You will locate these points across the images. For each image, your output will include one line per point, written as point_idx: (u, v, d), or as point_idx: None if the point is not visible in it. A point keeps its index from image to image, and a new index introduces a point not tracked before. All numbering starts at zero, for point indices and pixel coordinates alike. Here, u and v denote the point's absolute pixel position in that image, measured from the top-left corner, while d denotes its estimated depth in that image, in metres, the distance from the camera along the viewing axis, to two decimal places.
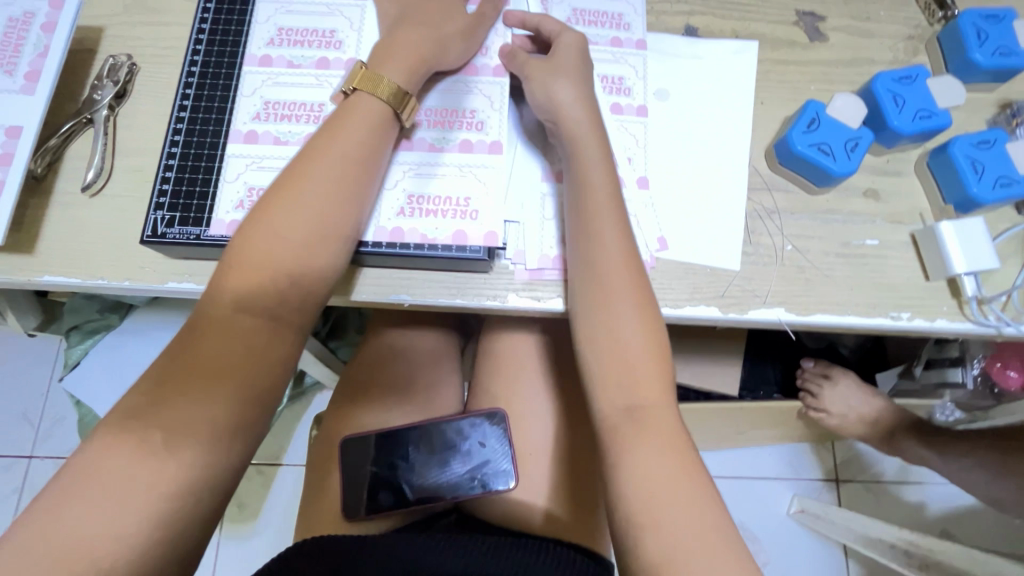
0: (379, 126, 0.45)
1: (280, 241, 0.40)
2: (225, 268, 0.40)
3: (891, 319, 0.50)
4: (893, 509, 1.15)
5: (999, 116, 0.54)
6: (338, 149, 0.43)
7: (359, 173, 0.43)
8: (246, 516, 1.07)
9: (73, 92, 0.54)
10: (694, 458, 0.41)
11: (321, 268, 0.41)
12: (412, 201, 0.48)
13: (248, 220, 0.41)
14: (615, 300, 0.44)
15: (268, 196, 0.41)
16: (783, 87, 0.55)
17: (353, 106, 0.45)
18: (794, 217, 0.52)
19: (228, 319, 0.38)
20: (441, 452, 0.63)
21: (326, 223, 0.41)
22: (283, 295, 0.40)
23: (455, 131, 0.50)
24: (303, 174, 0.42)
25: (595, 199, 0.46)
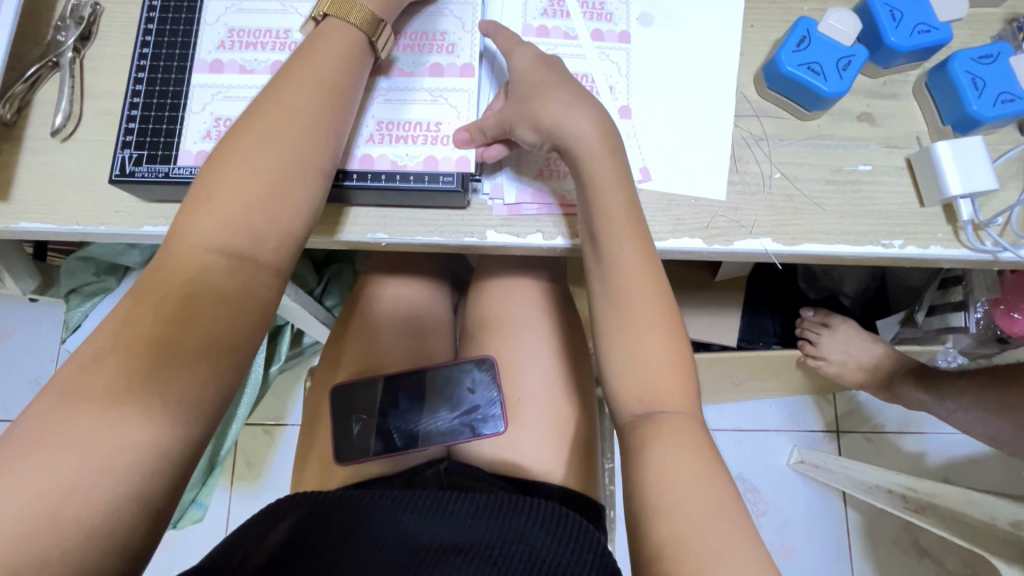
0: (351, 57, 0.42)
1: (250, 175, 0.38)
2: (194, 204, 0.37)
3: (882, 247, 0.48)
4: (893, 458, 1.15)
5: (1006, 31, 0.51)
6: (310, 81, 0.41)
7: (333, 104, 0.41)
8: (254, 472, 1.10)
9: (37, 36, 0.52)
10: (673, 380, 0.41)
11: (299, 204, 0.39)
12: (382, 127, 0.47)
13: (217, 156, 0.39)
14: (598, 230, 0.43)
15: (237, 130, 0.39)
16: (774, 8, 0.52)
17: (323, 35, 0.42)
18: (783, 144, 0.50)
19: (199, 258, 0.37)
20: (432, 399, 0.64)
21: (299, 157, 0.39)
22: (256, 234, 0.38)
23: (425, 54, 0.48)
24: (274, 105, 0.40)
25: None
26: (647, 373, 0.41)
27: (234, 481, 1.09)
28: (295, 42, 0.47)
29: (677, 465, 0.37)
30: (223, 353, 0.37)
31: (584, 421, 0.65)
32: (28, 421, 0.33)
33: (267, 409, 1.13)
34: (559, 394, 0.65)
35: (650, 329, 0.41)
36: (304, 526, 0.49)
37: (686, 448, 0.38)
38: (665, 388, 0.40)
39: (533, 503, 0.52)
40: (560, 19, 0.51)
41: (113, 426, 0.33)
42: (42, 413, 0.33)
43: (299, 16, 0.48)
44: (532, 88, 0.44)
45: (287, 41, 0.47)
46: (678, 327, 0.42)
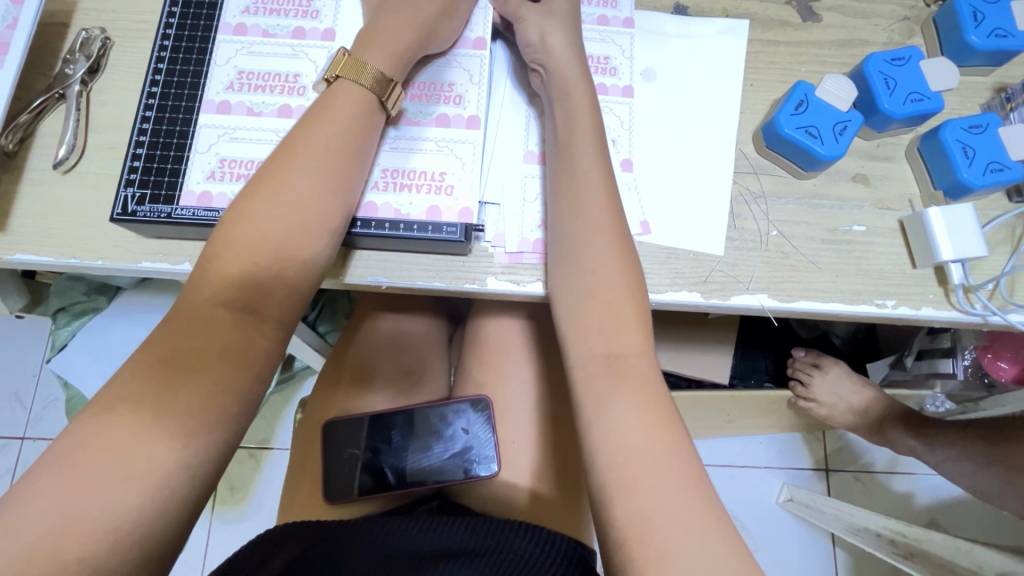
0: (362, 117, 0.43)
1: (258, 233, 0.39)
2: (206, 262, 0.38)
3: (876, 307, 0.49)
4: (881, 499, 1.15)
5: (994, 100, 0.53)
6: (321, 141, 0.41)
7: (345, 161, 0.42)
8: (236, 499, 1.07)
9: (45, 67, 0.52)
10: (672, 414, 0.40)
11: (308, 262, 0.40)
12: (387, 175, 0.47)
13: (229, 213, 0.40)
14: (588, 246, 0.44)
15: (249, 188, 0.40)
16: (773, 68, 0.54)
17: (335, 94, 0.43)
18: (780, 202, 0.51)
19: (208, 311, 0.37)
20: (424, 438, 0.63)
21: (308, 216, 0.40)
22: (262, 290, 0.39)
23: (433, 104, 0.49)
24: (285, 163, 0.40)
25: (577, 185, 0.45)
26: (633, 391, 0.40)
27: (215, 507, 1.06)
28: (303, 87, 0.48)
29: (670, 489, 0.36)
30: (222, 403, 0.36)
31: (576, 465, 0.65)
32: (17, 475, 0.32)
33: (253, 434, 1.11)
34: (552, 436, 0.65)
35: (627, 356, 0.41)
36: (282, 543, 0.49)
37: (678, 473, 0.37)
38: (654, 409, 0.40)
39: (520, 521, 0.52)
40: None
41: (103, 481, 0.32)
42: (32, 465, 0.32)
43: (309, 61, 0.49)
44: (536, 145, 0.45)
45: (296, 84, 0.48)
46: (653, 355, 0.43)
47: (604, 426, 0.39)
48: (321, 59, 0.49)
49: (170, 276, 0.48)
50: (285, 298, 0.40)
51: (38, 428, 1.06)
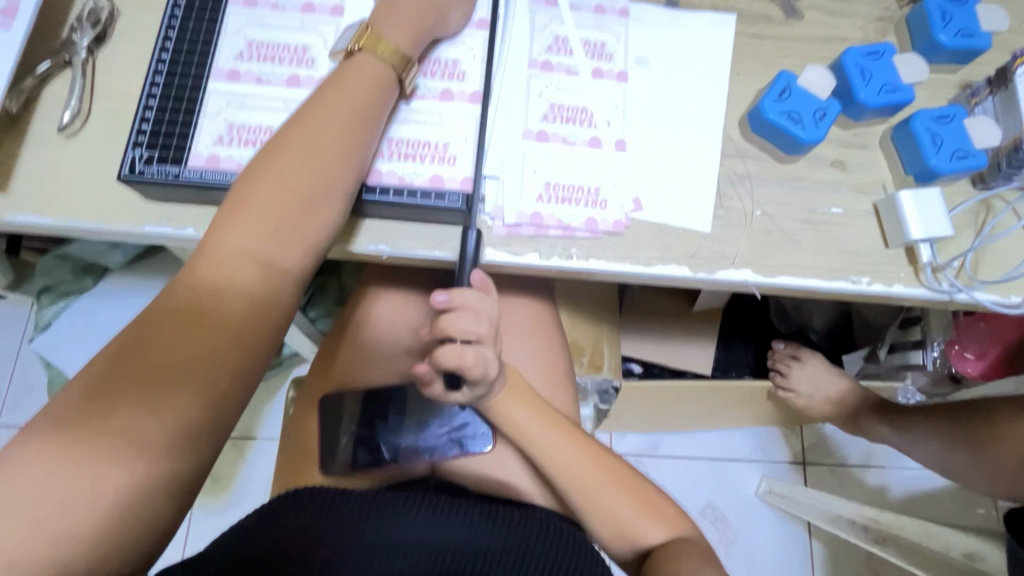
0: (380, 87, 0.46)
1: (281, 191, 0.41)
2: (230, 216, 0.40)
3: (851, 283, 0.52)
4: (855, 490, 1.19)
5: (960, 95, 0.57)
6: (343, 107, 0.44)
7: (360, 130, 0.44)
8: (220, 487, 1.06)
9: (50, 33, 0.53)
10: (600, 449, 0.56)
11: (320, 224, 0.42)
12: (393, 144, 0.49)
13: (250, 171, 0.42)
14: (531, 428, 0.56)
15: (269, 148, 0.42)
16: (758, 60, 0.57)
17: (356, 65, 0.46)
18: (764, 184, 0.54)
19: (231, 266, 0.40)
20: (419, 415, 0.64)
21: (329, 178, 0.42)
22: (283, 247, 0.41)
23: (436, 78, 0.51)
24: (310, 127, 0.43)
25: None
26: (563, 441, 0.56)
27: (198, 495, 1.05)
28: (313, 59, 0.50)
29: (624, 510, 0.52)
30: None
31: None
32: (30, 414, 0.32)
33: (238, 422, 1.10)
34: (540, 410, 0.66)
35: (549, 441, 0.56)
36: (256, 534, 0.47)
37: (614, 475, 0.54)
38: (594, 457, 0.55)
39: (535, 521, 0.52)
40: (565, 56, 0.55)
41: None
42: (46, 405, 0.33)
43: (317, 34, 0.50)
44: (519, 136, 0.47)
45: (304, 56, 0.50)
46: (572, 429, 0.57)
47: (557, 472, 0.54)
48: (330, 33, 0.50)
49: (173, 241, 0.49)
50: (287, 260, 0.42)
51: (14, 413, 1.04)
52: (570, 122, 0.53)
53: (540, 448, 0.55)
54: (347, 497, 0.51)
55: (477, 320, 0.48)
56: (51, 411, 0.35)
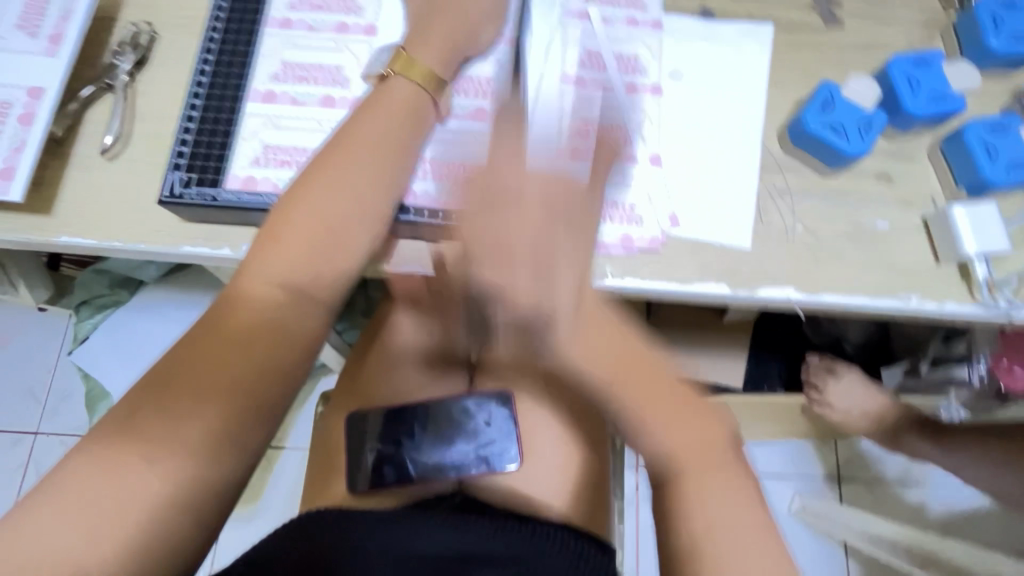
0: (413, 110, 0.46)
1: (317, 219, 0.41)
2: (265, 243, 0.40)
3: (900, 300, 0.50)
4: (894, 509, 1.15)
5: (1013, 103, 0.54)
6: (377, 134, 0.44)
7: (396, 155, 0.44)
8: (248, 497, 1.07)
9: (93, 58, 0.54)
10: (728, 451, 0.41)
11: (355, 248, 0.42)
12: (434, 138, 0.50)
13: (286, 197, 0.42)
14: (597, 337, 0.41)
15: (306, 175, 0.42)
16: (797, 70, 0.56)
17: (388, 89, 0.46)
18: (806, 198, 0.52)
19: (263, 293, 0.39)
20: (446, 432, 0.64)
21: (364, 205, 0.42)
22: (316, 273, 0.41)
23: (471, 76, 0.52)
24: (345, 154, 0.43)
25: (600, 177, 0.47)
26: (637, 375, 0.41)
27: None
28: (346, 79, 0.50)
29: (722, 505, 0.39)
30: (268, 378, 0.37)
31: (597, 458, 0.65)
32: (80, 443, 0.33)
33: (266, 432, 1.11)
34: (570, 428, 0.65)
35: (618, 349, 0.41)
36: (287, 538, 0.49)
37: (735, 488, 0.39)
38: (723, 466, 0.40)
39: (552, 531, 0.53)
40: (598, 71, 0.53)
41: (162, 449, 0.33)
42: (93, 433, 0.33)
43: (350, 54, 0.51)
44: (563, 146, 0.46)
45: (338, 77, 0.50)
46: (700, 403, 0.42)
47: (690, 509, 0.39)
48: (362, 53, 0.51)
49: (210, 261, 0.50)
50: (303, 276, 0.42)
51: (53, 423, 1.07)
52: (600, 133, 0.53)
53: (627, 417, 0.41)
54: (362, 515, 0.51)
55: (521, 223, 0.40)
56: (93, 434, 0.35)
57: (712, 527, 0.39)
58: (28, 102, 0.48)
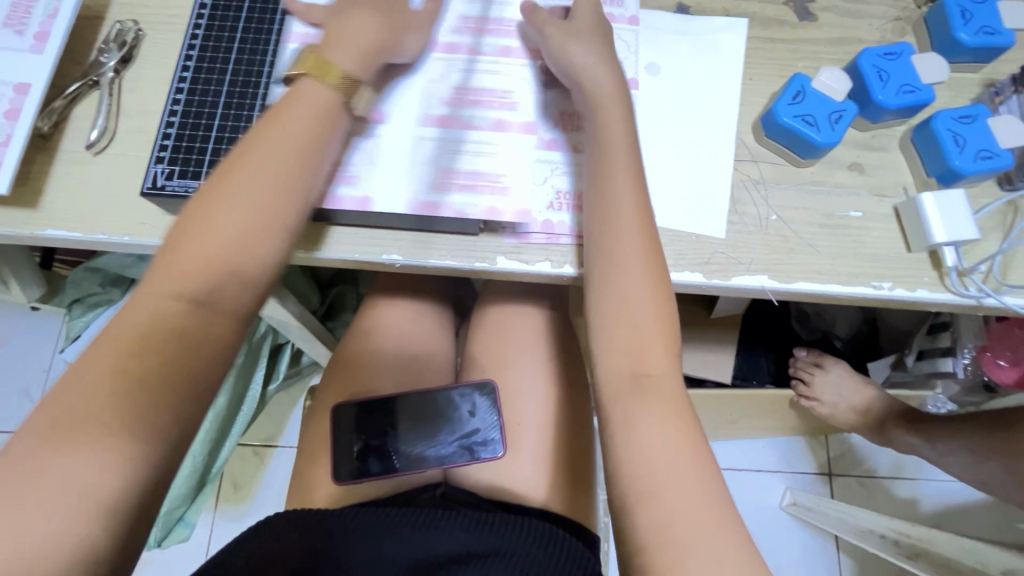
0: (324, 112, 0.46)
1: (211, 232, 0.41)
2: (161, 262, 0.41)
3: (872, 288, 0.50)
4: (885, 503, 1.15)
5: (983, 95, 0.55)
6: (275, 140, 0.44)
7: (299, 161, 0.44)
8: (241, 495, 1.08)
9: (80, 56, 0.55)
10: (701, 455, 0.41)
11: (261, 256, 0.42)
12: (459, 91, 0.53)
13: (188, 211, 0.42)
14: (620, 260, 0.46)
15: (206, 188, 0.42)
16: (771, 64, 0.57)
17: (296, 94, 0.45)
18: (779, 189, 0.53)
19: (183, 298, 0.40)
20: (432, 421, 0.65)
21: (261, 214, 0.42)
22: (217, 283, 0.41)
23: (498, 39, 0.55)
24: (239, 166, 0.43)
25: (605, 163, 0.47)
26: (656, 316, 0.44)
27: (219, 503, 1.07)
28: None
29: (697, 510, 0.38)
30: None
31: (581, 449, 0.66)
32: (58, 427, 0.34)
33: (258, 430, 1.12)
34: (554, 421, 0.66)
35: (650, 284, 0.45)
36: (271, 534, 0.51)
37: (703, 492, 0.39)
38: (680, 431, 0.42)
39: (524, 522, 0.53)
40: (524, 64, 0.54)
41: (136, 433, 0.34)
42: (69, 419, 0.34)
43: None
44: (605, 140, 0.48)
45: None
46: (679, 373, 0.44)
47: (628, 441, 0.41)
48: None
49: None
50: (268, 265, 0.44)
51: None
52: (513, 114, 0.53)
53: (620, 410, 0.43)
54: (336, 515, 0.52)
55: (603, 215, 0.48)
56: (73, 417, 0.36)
57: (654, 477, 0.40)
58: (14, 98, 0.49)
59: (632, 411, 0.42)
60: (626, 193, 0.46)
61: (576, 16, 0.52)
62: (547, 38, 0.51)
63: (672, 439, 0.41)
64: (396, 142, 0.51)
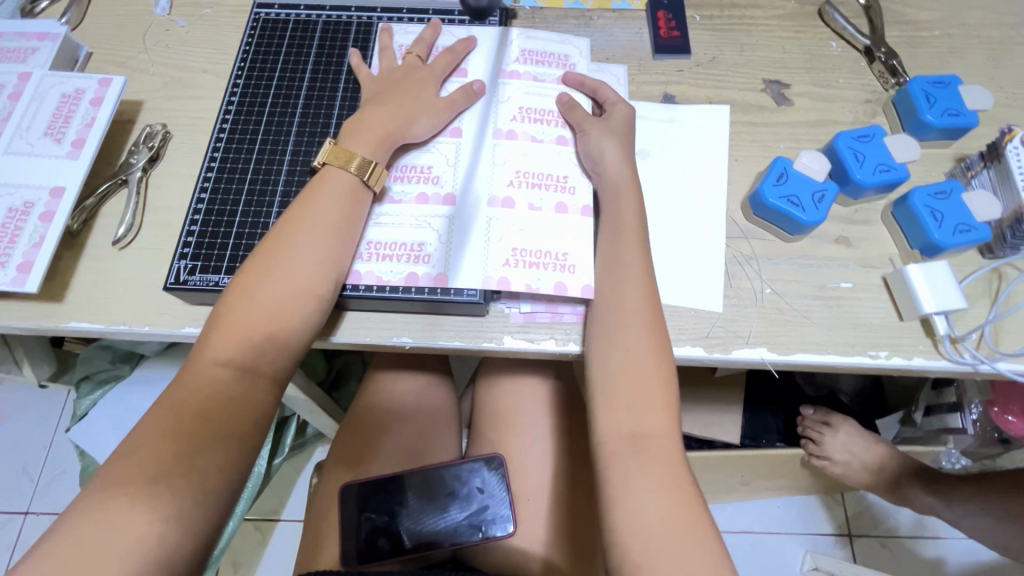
0: (352, 195, 0.50)
1: (254, 304, 0.45)
2: (210, 332, 0.45)
3: (869, 357, 0.52)
4: (909, 566, 1.10)
5: (956, 169, 0.59)
6: (311, 219, 0.48)
7: (335, 237, 0.49)
8: (241, 574, 1.04)
9: (111, 157, 0.59)
10: (702, 521, 0.41)
11: (301, 325, 0.46)
12: (520, 175, 0.55)
13: (231, 290, 0.46)
14: (626, 328, 0.48)
15: (250, 265, 0.47)
16: (754, 146, 0.61)
17: (325, 177, 0.51)
18: (772, 263, 0.55)
19: (216, 372, 0.43)
20: (439, 498, 0.63)
21: (297, 285, 0.46)
22: (258, 351, 0.45)
23: (550, 128, 0.58)
24: (279, 242, 0.47)
25: (617, 244, 0.51)
26: (656, 379, 0.46)
27: None
28: (437, 177, 0.56)
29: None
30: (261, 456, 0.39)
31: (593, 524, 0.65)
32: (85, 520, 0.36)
33: (262, 504, 1.09)
34: (564, 494, 0.66)
35: (651, 351, 0.47)
36: None
37: (701, 563, 0.39)
38: (678, 497, 0.42)
39: None
40: (553, 142, 0.57)
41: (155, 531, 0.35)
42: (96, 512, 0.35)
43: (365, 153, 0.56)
44: (618, 226, 0.52)
45: None
46: (679, 437, 0.45)
47: (626, 503, 0.42)
48: None
49: None
50: (286, 356, 0.46)
51: (44, 501, 1.06)
52: (537, 187, 0.55)
53: (624, 480, 0.43)
54: None
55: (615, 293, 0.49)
56: (91, 520, 0.37)
57: (647, 544, 0.40)
58: (50, 201, 0.52)
59: (628, 473, 0.43)
60: (634, 275, 0.50)
61: (611, 114, 0.57)
62: (584, 133, 0.56)
63: (669, 505, 0.41)
64: (468, 225, 0.53)
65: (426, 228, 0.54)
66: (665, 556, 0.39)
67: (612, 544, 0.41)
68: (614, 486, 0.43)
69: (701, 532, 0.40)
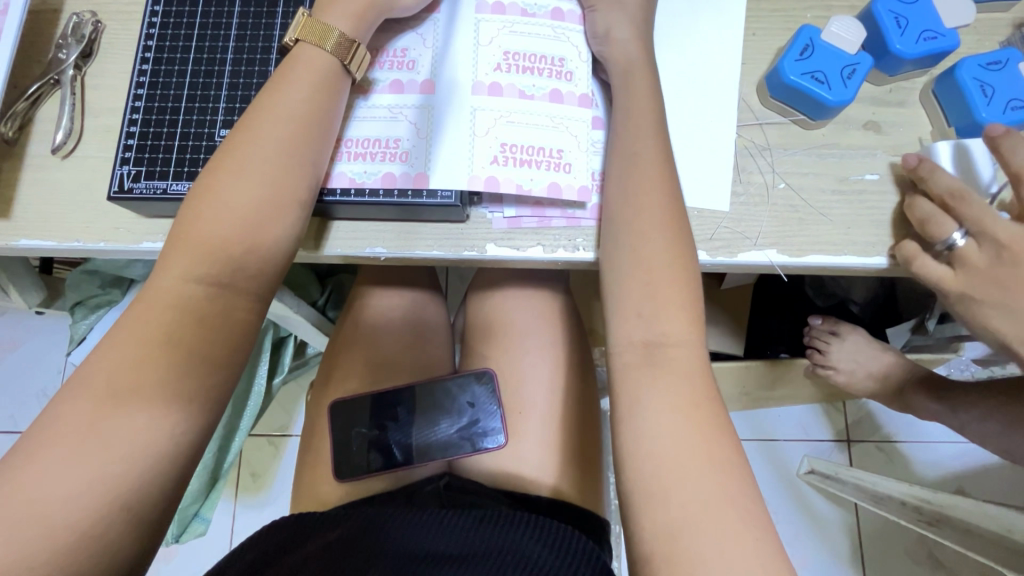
0: (327, 84, 0.44)
1: (227, 211, 0.40)
2: (176, 242, 0.40)
3: (890, 259, 0.47)
4: (905, 468, 1.13)
5: (1014, 36, 0.50)
6: (283, 112, 0.42)
7: (311, 132, 0.43)
8: (259, 484, 1.09)
9: (40, 54, 0.52)
10: (723, 432, 0.39)
11: (280, 235, 0.41)
12: (508, 57, 0.48)
13: (196, 193, 0.41)
14: (641, 226, 0.43)
15: (216, 166, 0.41)
16: (777, 16, 0.52)
17: (297, 60, 0.44)
18: (788, 153, 0.49)
19: (160, 284, 0.39)
20: (431, 413, 0.63)
21: (277, 191, 0.41)
22: (236, 264, 0.40)
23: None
24: (249, 140, 0.41)
25: (630, 130, 0.45)
26: (669, 281, 0.41)
27: (239, 492, 1.09)
28: (413, 61, 0.49)
29: (708, 494, 0.36)
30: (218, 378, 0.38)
31: (586, 435, 0.64)
32: (50, 437, 0.35)
33: (272, 420, 1.12)
34: (561, 409, 0.64)
35: (665, 250, 0.42)
36: (274, 530, 0.51)
37: (717, 476, 0.37)
38: (692, 409, 0.39)
39: (526, 519, 0.50)
40: (545, 16, 0.49)
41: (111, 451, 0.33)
42: (65, 426, 0.35)
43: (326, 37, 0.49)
44: (631, 114, 0.45)
45: None
46: (703, 342, 0.42)
47: (637, 419, 0.39)
48: None
49: None
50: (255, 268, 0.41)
51: None
52: (529, 72, 0.48)
53: (639, 394, 0.40)
54: (333, 517, 0.52)
55: (641, 192, 0.43)
56: (45, 442, 0.35)
57: (660, 458, 0.38)
58: None
59: (642, 387, 0.40)
60: (651, 167, 0.44)
61: None
62: (591, 10, 0.48)
63: (683, 419, 0.38)
64: (449, 116, 0.47)
65: (400, 120, 0.48)
66: (680, 468, 0.37)
67: (624, 459, 0.39)
68: (628, 398, 0.40)
69: (719, 445, 0.38)
